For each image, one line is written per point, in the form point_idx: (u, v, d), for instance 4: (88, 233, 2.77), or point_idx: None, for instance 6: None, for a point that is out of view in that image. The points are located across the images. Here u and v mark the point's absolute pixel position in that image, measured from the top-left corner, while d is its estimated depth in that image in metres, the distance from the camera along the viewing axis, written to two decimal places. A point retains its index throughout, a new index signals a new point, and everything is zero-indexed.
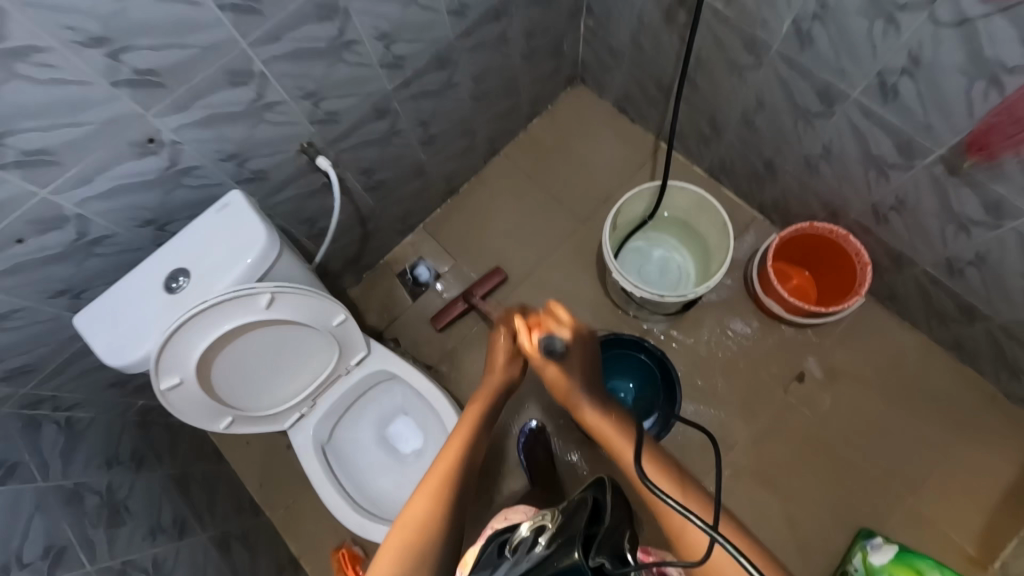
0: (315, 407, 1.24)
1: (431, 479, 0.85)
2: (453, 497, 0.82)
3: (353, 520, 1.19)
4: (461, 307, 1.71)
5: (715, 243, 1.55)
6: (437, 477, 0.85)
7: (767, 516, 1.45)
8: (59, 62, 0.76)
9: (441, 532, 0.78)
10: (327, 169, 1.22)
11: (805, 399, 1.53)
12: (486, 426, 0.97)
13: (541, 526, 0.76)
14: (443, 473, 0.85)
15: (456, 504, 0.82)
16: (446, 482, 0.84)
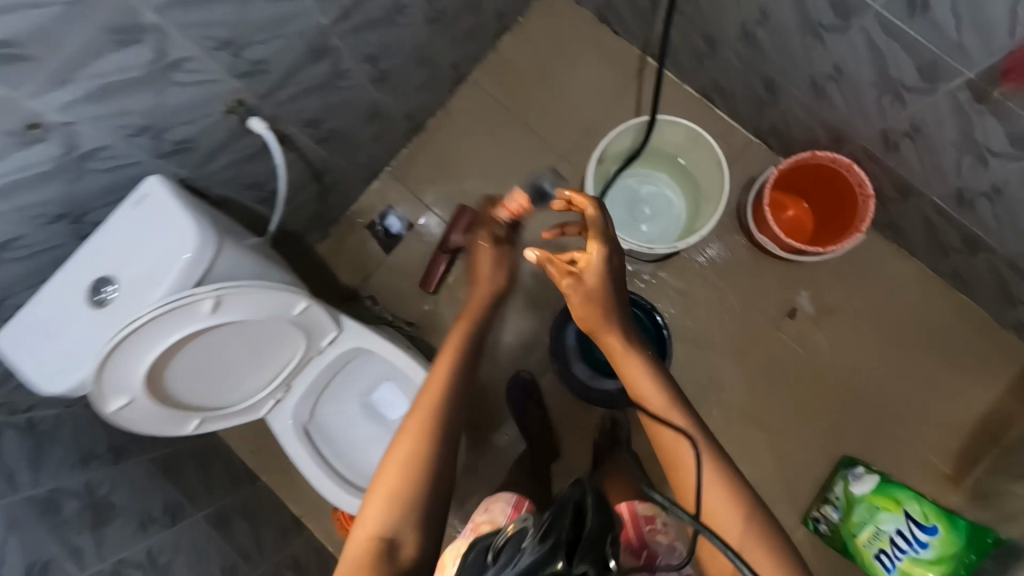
0: (291, 391, 1.18)
1: (413, 423, 0.86)
2: (435, 441, 0.84)
3: (346, 499, 1.20)
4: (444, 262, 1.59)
5: (711, 183, 1.43)
6: (418, 422, 0.86)
7: (755, 449, 1.50)
8: None
9: (428, 474, 0.82)
10: (263, 132, 1.06)
11: (797, 336, 1.53)
12: (468, 363, 0.95)
13: (521, 530, 0.68)
14: (422, 417, 0.86)
15: (440, 445, 0.84)
16: (427, 426, 0.85)
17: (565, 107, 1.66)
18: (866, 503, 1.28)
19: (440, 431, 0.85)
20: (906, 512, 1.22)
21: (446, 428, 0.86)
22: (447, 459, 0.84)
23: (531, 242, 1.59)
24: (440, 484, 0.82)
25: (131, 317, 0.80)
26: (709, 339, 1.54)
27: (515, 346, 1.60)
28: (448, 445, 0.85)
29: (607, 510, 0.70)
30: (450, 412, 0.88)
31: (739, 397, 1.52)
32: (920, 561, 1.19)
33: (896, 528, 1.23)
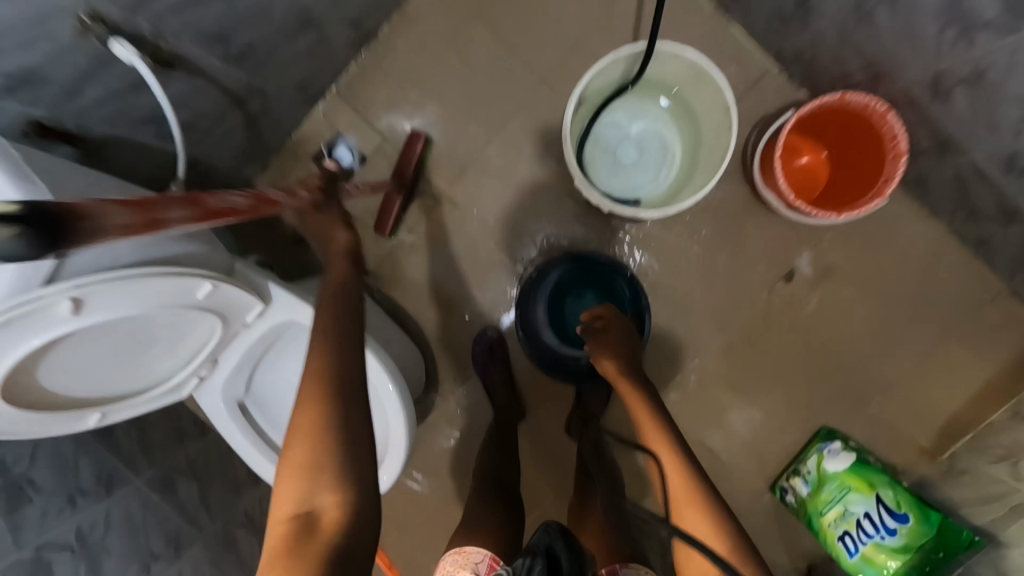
0: (218, 368, 1.05)
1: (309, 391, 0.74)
2: (337, 402, 0.74)
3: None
4: (399, 199, 1.40)
5: (713, 132, 1.25)
6: (315, 388, 0.75)
7: (728, 418, 1.42)
8: None
9: (332, 427, 0.71)
10: (134, 62, 0.80)
11: (791, 300, 1.38)
12: (344, 319, 0.85)
13: None
14: (319, 382, 0.75)
15: (343, 404, 0.74)
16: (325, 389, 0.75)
17: (549, 16, 1.37)
18: (837, 482, 1.24)
19: (340, 394, 0.74)
20: (879, 496, 1.19)
21: (347, 389, 0.75)
22: (356, 416, 0.74)
23: (507, 193, 1.45)
24: (355, 445, 0.72)
25: None
26: (692, 301, 1.41)
27: (481, 301, 1.46)
28: (352, 404, 0.75)
29: (573, 549, 0.82)
30: (348, 373, 0.78)
31: (719, 364, 1.41)
32: (883, 545, 1.18)
33: (864, 510, 1.20)
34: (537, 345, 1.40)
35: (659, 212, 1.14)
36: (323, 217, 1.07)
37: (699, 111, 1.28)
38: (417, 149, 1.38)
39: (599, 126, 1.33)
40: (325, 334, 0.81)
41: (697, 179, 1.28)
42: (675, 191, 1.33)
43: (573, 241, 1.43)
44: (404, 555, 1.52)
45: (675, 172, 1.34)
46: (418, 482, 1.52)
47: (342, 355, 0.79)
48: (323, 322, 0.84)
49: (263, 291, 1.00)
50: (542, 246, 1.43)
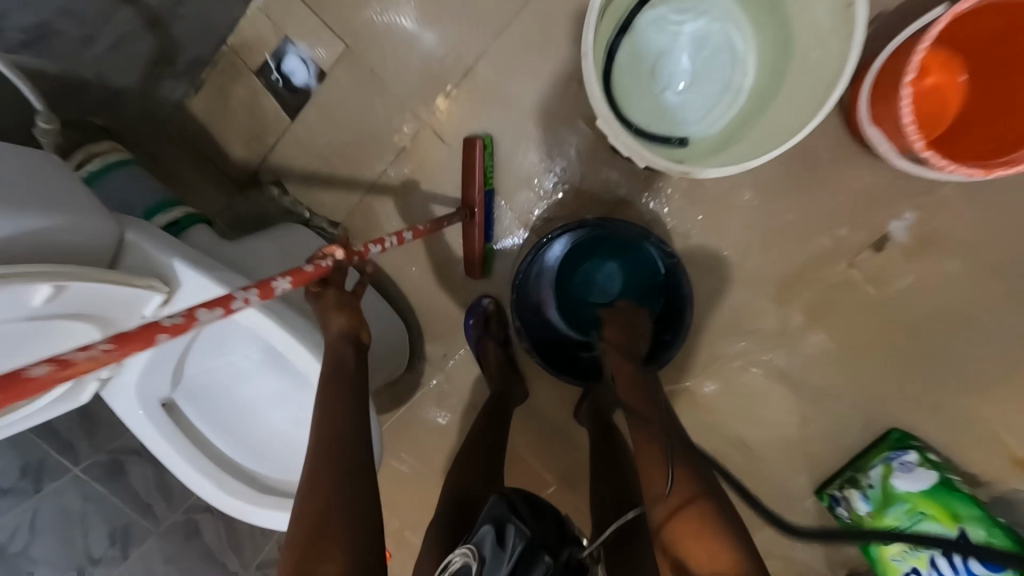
0: (124, 365, 0.82)
1: (314, 451, 0.75)
2: (344, 459, 0.74)
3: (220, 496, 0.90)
4: (477, 226, 1.09)
5: (813, 50, 0.87)
6: (321, 446, 0.75)
7: (776, 415, 1.15)
8: None
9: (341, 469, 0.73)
10: None
11: (878, 276, 1.05)
12: (338, 350, 0.83)
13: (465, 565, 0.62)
14: (321, 410, 0.78)
15: (350, 462, 0.74)
16: (335, 443, 0.75)
17: None
18: (908, 505, 0.99)
19: (344, 451, 0.75)
20: (963, 531, 0.94)
21: (352, 445, 0.76)
22: (357, 446, 0.76)
23: (510, 123, 1.11)
24: (355, 478, 0.73)
25: None
26: (743, 268, 1.10)
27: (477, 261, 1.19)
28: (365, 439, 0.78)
29: (538, 515, 0.64)
30: (357, 427, 0.78)
31: (773, 350, 1.12)
32: None
33: (940, 548, 0.95)
34: (536, 322, 1.13)
35: (718, 168, 0.81)
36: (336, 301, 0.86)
37: (790, 20, 0.90)
38: (476, 160, 1.06)
39: (642, 38, 0.97)
40: (326, 394, 0.79)
41: (773, 117, 0.91)
42: (738, 132, 0.96)
43: (594, 189, 1.11)
44: (388, 540, 1.35)
45: (744, 105, 0.97)
46: (403, 463, 1.33)
47: (347, 407, 0.78)
48: (326, 378, 0.80)
49: (166, 271, 0.76)
50: (552, 196, 1.12)
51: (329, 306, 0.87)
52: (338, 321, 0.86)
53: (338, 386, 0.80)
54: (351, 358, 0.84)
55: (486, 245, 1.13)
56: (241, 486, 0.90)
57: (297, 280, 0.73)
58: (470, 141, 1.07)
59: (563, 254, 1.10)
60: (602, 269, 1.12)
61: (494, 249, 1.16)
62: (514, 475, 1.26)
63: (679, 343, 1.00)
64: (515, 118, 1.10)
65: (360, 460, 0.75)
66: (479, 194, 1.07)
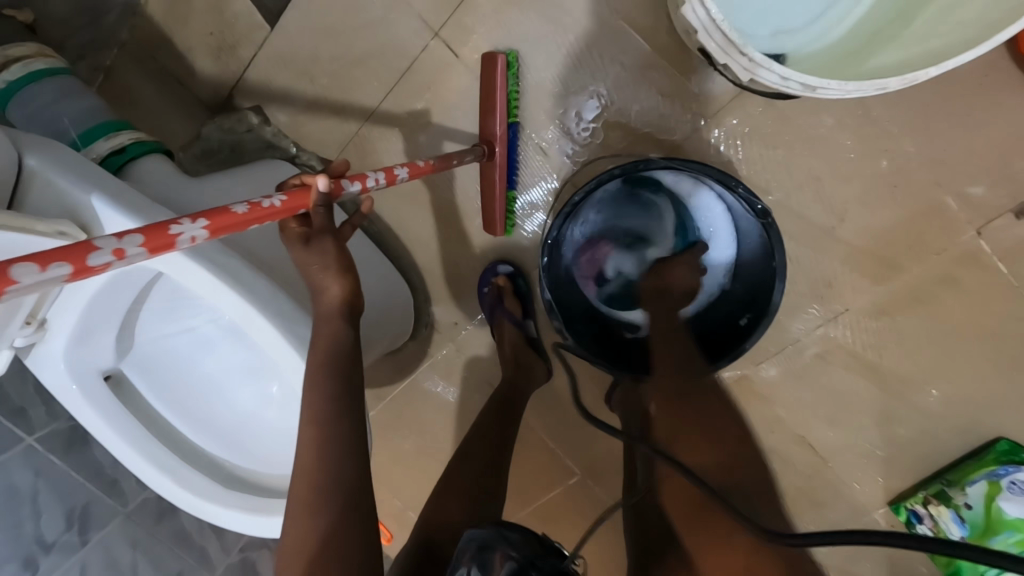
0: (44, 328, 0.64)
1: (302, 479, 0.58)
2: (332, 488, 0.58)
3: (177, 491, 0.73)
4: (497, 168, 0.88)
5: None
6: (307, 468, 0.58)
7: (852, 414, 0.94)
8: None
9: (334, 480, 0.58)
10: None
11: (1011, 247, 0.81)
12: (332, 326, 0.62)
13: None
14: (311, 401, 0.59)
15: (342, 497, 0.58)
16: (321, 473, 0.58)
17: None
18: (1020, 536, 0.81)
19: (336, 487, 0.58)
20: None
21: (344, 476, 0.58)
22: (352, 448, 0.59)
23: (541, 34, 0.86)
24: (352, 489, 0.58)
25: None
26: (829, 230, 0.87)
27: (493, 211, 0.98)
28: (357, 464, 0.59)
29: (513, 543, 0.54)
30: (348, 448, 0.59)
31: (862, 335, 0.90)
32: None
33: None
34: (571, 302, 0.90)
35: (860, 81, 0.56)
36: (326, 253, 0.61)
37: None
38: (497, 82, 0.83)
39: None
40: (312, 403, 0.59)
41: (924, 21, 0.67)
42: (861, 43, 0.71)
43: (644, 124, 0.87)
44: (388, 523, 1.22)
45: (872, 12, 0.73)
46: (406, 442, 1.17)
47: (340, 423, 0.59)
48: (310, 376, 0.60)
49: (84, 212, 0.57)
50: (591, 134, 0.89)
51: (314, 263, 0.61)
52: (337, 287, 0.62)
53: (322, 397, 0.59)
54: (350, 344, 0.62)
55: (508, 193, 0.92)
56: (201, 480, 0.73)
57: (213, 229, 0.49)
58: (489, 56, 0.84)
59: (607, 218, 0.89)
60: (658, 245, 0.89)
61: (518, 200, 0.95)
62: (531, 462, 1.09)
63: (762, 329, 0.81)
64: (548, 27, 0.86)
65: (354, 496, 0.58)
66: (500, 124, 0.85)
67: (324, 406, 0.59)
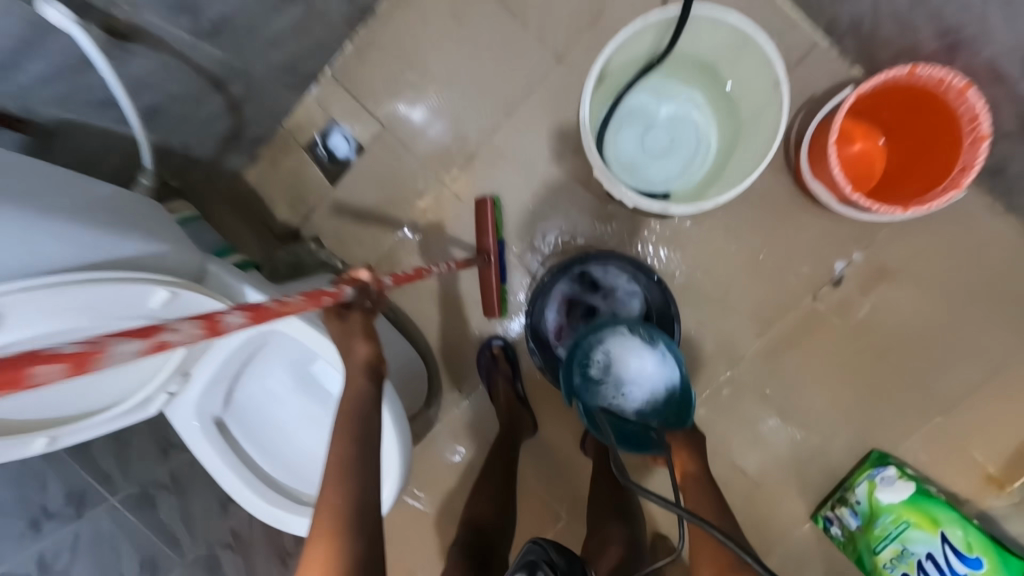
0: (189, 381, 0.93)
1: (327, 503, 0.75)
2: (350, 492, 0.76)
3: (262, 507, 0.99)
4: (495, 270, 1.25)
5: (759, 94, 1.03)
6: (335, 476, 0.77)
7: (765, 441, 1.25)
8: None
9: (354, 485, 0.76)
10: (75, 30, 0.68)
11: (839, 306, 1.21)
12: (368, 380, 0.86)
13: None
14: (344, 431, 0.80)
15: (360, 517, 0.74)
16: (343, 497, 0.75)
17: None
18: (893, 515, 1.10)
19: (355, 509, 0.74)
20: (944, 535, 1.05)
21: (362, 503, 0.75)
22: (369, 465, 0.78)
23: (516, 183, 1.30)
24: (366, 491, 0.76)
25: None
26: (723, 304, 1.25)
27: None
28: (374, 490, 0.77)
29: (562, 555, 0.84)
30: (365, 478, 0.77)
31: (758, 376, 1.25)
32: None
33: (927, 551, 1.06)
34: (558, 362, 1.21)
35: (684, 207, 0.97)
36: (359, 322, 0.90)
37: (729, 77, 1.08)
38: (489, 217, 1.23)
39: (626, 101, 1.14)
40: (346, 428, 0.81)
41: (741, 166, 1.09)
42: (721, 169, 1.13)
43: (588, 237, 1.29)
44: None
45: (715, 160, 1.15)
46: (419, 500, 1.39)
47: (363, 457, 0.78)
48: (336, 421, 0.81)
49: (240, 296, 0.89)
50: (554, 247, 1.30)
51: (354, 332, 0.89)
52: (363, 349, 0.88)
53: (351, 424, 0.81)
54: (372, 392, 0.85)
55: (502, 288, 1.29)
56: (279, 498, 0.99)
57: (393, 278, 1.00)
58: (482, 200, 1.26)
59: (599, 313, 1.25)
60: (636, 377, 1.08)
61: (509, 291, 1.32)
62: (526, 508, 1.32)
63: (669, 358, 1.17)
64: (519, 180, 1.30)
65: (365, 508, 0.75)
66: (492, 242, 1.24)
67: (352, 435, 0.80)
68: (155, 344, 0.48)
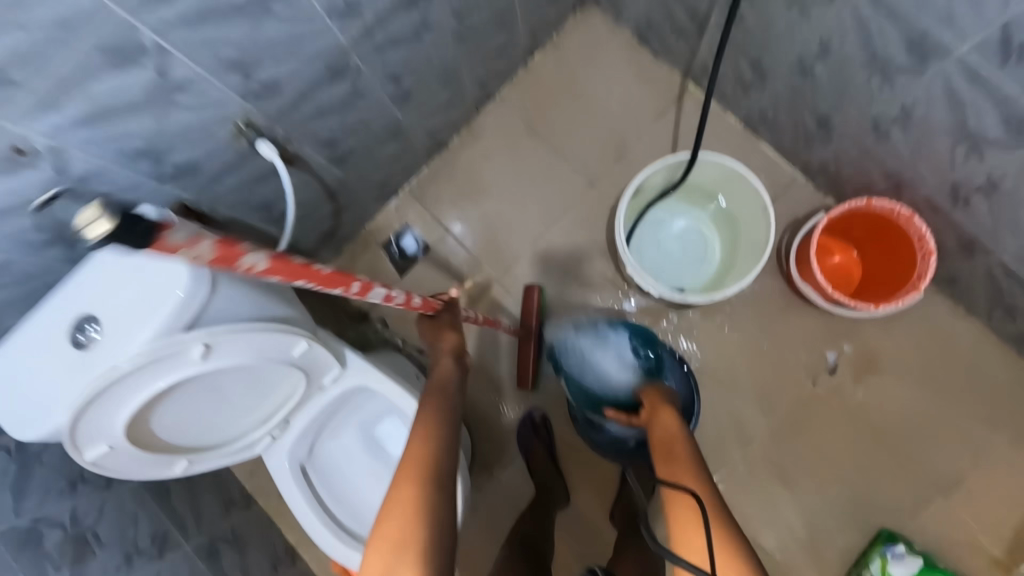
0: (288, 428, 1.10)
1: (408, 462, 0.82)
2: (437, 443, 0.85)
3: (334, 547, 1.13)
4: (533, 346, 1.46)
5: (754, 214, 1.31)
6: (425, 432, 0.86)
7: (781, 517, 1.37)
8: None
9: (441, 440, 0.85)
10: (273, 158, 0.98)
11: (835, 392, 1.39)
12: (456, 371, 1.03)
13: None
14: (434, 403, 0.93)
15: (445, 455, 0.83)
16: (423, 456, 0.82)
17: (593, 134, 1.56)
18: None
19: (439, 458, 0.82)
20: None
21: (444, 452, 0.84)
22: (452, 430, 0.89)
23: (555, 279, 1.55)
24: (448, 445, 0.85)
25: (111, 365, 0.73)
26: (735, 388, 1.43)
27: None
28: (451, 455, 0.85)
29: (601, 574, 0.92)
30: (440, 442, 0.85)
31: (770, 454, 1.39)
32: None
33: None
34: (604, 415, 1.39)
35: (697, 298, 1.21)
36: (438, 322, 1.12)
37: (727, 200, 1.37)
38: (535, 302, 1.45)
39: (644, 220, 1.42)
40: (434, 399, 0.94)
41: (743, 269, 1.34)
42: (728, 269, 1.39)
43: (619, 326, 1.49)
44: None
45: (721, 264, 1.41)
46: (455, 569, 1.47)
47: (437, 427, 0.87)
48: (429, 391, 0.96)
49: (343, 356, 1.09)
50: None
51: (444, 325, 1.11)
52: (450, 339, 1.09)
53: (439, 399, 0.94)
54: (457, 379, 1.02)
55: (538, 359, 1.49)
56: (349, 540, 1.13)
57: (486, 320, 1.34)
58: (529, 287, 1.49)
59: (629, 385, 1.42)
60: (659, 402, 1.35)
61: (544, 367, 1.51)
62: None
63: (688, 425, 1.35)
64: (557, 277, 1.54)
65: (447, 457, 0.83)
66: (536, 318, 1.46)
67: (439, 403, 0.93)
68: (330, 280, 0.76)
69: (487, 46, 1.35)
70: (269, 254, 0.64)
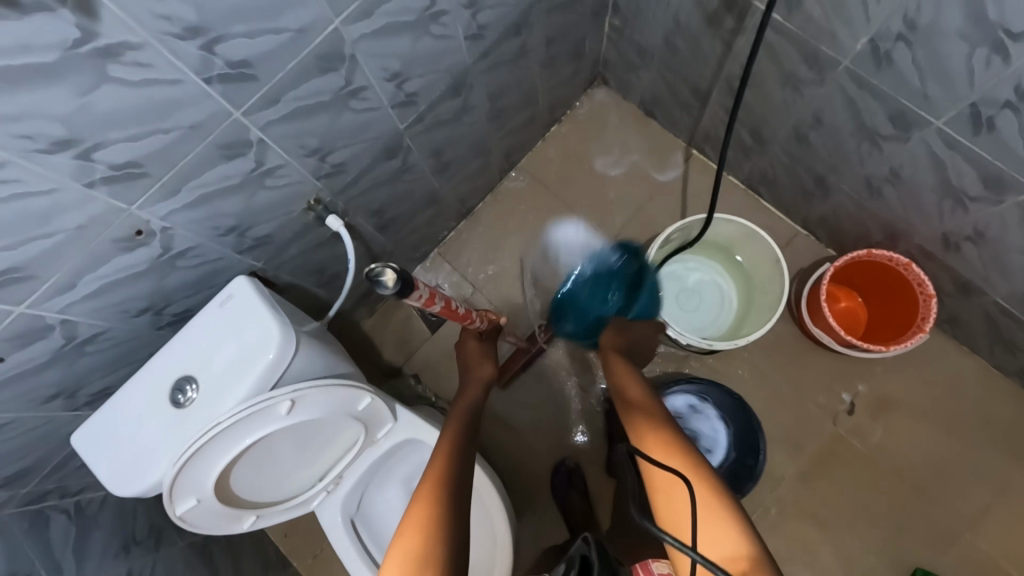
0: (342, 484, 1.14)
1: (428, 482, 0.84)
2: (452, 475, 0.86)
3: None
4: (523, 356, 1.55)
5: (767, 265, 1.42)
6: (440, 462, 0.88)
7: (817, 562, 1.39)
8: (35, 178, 0.64)
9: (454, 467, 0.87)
10: (338, 227, 1.10)
11: (854, 431, 1.45)
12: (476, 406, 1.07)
13: None
14: (451, 434, 0.96)
15: (458, 485, 0.84)
16: (440, 477, 0.85)
17: (610, 195, 1.70)
18: None
19: (451, 487, 0.83)
20: None
21: (457, 480, 0.85)
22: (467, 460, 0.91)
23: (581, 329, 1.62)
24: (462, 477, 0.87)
25: (209, 422, 0.81)
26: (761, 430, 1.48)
27: (558, 429, 1.56)
28: (463, 485, 0.85)
29: None
30: (459, 467, 0.88)
31: (799, 494, 1.43)
32: None
33: None
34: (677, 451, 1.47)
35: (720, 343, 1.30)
36: (480, 347, 1.24)
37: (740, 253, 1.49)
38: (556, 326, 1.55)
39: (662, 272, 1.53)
40: (451, 434, 0.96)
41: (757, 318, 1.44)
42: (746, 313, 1.49)
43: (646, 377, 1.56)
44: None
45: (735, 313, 1.51)
46: None
47: (456, 454, 0.90)
48: (451, 423, 1.00)
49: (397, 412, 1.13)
50: None
51: (478, 354, 1.21)
52: (486, 371, 1.18)
53: (457, 432, 0.97)
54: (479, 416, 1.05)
55: (522, 370, 1.57)
56: None
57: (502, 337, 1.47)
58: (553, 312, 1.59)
59: (690, 430, 1.47)
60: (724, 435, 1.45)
61: (574, 417, 1.56)
62: None
63: (760, 462, 1.42)
64: None
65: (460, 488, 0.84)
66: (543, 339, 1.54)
67: (454, 436, 0.95)
68: (449, 309, 1.12)
69: (514, 122, 1.51)
70: (427, 290, 1.02)
